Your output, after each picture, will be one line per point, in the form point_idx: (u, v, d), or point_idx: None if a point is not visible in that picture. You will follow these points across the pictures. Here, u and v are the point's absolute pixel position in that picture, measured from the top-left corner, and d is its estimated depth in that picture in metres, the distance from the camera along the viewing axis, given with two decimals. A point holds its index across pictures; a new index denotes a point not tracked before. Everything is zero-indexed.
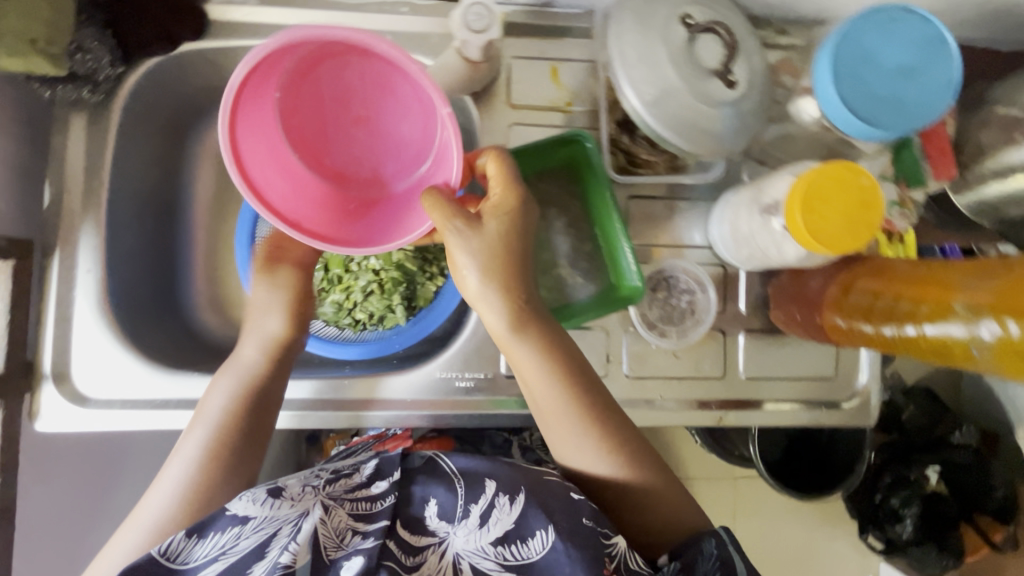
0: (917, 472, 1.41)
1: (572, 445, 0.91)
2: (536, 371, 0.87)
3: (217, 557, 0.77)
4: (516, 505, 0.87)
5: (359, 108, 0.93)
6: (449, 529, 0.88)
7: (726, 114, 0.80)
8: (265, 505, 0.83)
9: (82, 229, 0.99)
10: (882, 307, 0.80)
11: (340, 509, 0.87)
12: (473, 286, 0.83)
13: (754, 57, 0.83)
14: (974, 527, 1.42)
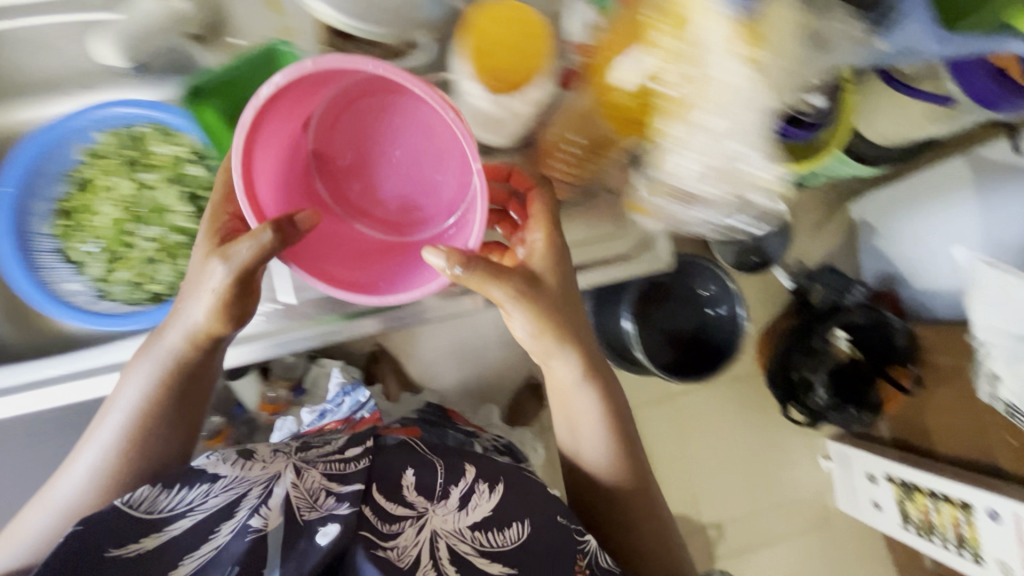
0: (819, 344, 1.47)
1: (591, 437, 1.02)
2: (590, 410, 1.00)
3: (187, 516, 0.76)
4: (496, 495, 0.90)
5: (395, 151, 0.83)
6: (426, 503, 0.87)
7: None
8: (235, 467, 0.84)
9: None
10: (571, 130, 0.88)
11: (315, 471, 0.86)
12: (524, 331, 0.89)
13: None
14: (890, 382, 1.46)
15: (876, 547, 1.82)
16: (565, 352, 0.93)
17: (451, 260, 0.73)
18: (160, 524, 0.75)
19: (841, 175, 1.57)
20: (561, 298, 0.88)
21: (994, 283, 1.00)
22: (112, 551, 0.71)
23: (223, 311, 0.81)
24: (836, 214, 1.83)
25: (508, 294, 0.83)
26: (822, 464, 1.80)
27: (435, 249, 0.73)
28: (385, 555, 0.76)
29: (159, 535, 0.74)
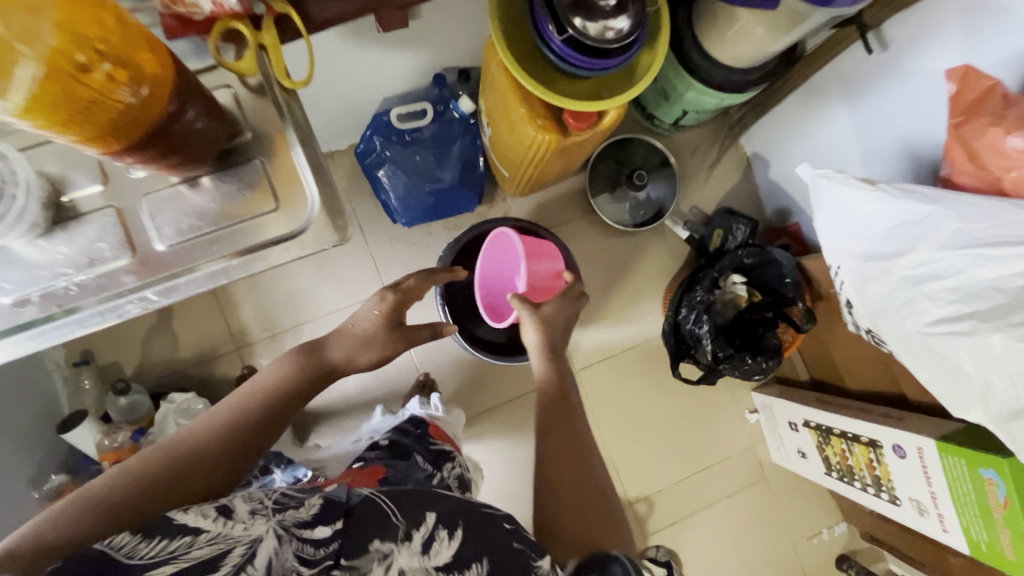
0: (705, 295, 1.36)
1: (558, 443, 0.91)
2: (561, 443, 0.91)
3: (173, 564, 0.55)
4: (458, 538, 0.67)
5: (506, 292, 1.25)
6: (393, 543, 0.65)
7: None
8: (217, 522, 0.60)
9: None
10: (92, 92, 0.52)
11: (289, 543, 0.60)
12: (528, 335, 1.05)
13: None
14: (787, 323, 1.35)
15: (817, 494, 1.73)
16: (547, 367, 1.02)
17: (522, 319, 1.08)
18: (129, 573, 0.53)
19: (712, 108, 1.43)
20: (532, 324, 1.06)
21: (834, 193, 0.91)
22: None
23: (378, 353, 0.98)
24: (728, 151, 1.71)
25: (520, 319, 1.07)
26: (749, 418, 1.71)
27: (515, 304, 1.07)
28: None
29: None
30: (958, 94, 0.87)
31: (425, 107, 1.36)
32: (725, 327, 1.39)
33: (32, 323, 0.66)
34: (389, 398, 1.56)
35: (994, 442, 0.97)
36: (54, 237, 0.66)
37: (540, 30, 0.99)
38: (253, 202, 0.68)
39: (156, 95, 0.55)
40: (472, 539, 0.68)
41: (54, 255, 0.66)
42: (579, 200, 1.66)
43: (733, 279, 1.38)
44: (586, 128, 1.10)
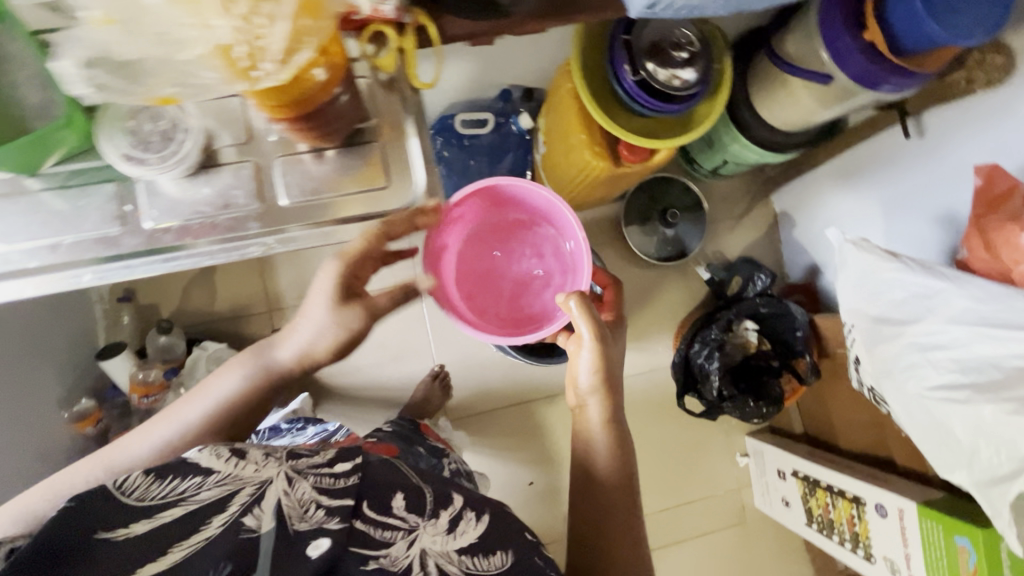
0: (718, 336, 1.44)
1: (597, 445, 0.94)
2: (596, 442, 0.94)
3: (181, 507, 0.65)
4: (483, 521, 0.81)
5: (555, 238, 1.18)
6: (417, 517, 0.76)
7: None
8: (229, 464, 0.71)
9: None
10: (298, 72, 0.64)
11: (306, 482, 0.72)
12: (583, 363, 0.95)
13: None
14: (792, 373, 1.42)
15: (793, 546, 1.78)
16: (597, 391, 0.95)
17: (578, 304, 0.94)
18: (144, 513, 0.63)
19: (751, 162, 1.52)
20: (604, 358, 0.95)
21: (860, 261, 0.99)
22: (100, 533, 0.59)
23: (336, 349, 0.88)
24: (758, 205, 1.80)
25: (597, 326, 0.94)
26: (739, 461, 1.77)
27: (574, 302, 0.94)
28: (379, 565, 0.68)
29: (149, 520, 0.63)
30: (984, 187, 0.95)
31: (487, 118, 1.45)
32: (734, 369, 1.45)
33: (163, 249, 0.78)
34: (405, 383, 1.63)
35: (972, 514, 1.04)
36: (198, 179, 0.79)
37: (613, 65, 1.08)
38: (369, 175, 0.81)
39: (333, 79, 0.69)
40: (491, 524, 0.81)
41: (197, 194, 0.79)
42: (611, 226, 1.75)
43: (748, 324, 1.45)
44: (638, 161, 1.19)
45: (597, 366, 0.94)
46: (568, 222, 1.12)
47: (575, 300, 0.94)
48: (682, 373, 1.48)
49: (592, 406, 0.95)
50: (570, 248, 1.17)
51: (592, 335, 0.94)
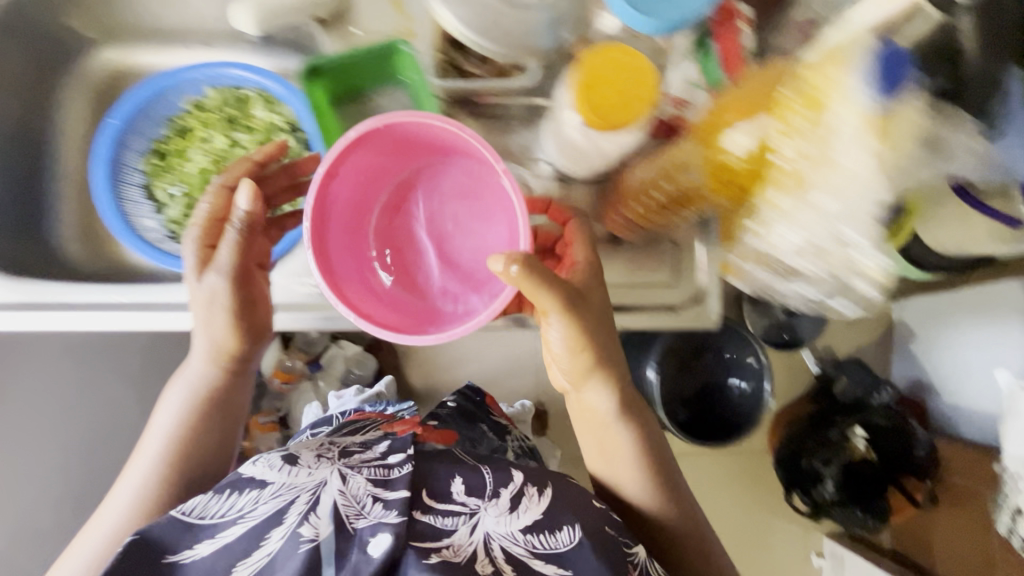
0: (840, 432, 1.46)
1: (599, 399, 1.04)
2: (602, 407, 1.05)
3: (309, 542, 0.81)
4: (547, 495, 0.95)
5: (501, 204, 0.93)
6: (479, 500, 0.92)
7: None
8: (282, 472, 0.91)
9: None
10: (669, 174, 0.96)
11: (363, 477, 0.91)
12: (561, 336, 0.96)
13: None
14: (902, 492, 1.42)
15: None
16: (590, 371, 1.00)
17: (520, 269, 0.83)
18: (226, 570, 0.80)
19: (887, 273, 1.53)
20: (574, 335, 0.95)
21: None
22: (180, 570, 0.74)
23: (237, 325, 1.03)
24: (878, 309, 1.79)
25: (560, 303, 0.91)
26: (812, 558, 1.75)
27: (507, 264, 0.83)
28: (446, 559, 0.82)
29: (215, 541, 0.83)
30: None
31: None
32: (846, 477, 1.45)
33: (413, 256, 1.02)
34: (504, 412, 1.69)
35: None
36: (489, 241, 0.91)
37: None
38: None
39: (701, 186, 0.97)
40: (556, 505, 0.94)
41: None
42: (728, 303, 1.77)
43: (861, 433, 1.44)
44: None
45: (575, 336, 0.95)
46: (490, 168, 0.91)
47: (514, 264, 0.83)
48: (790, 470, 1.52)
49: (595, 390, 1.03)
50: (491, 202, 0.94)
51: (553, 303, 0.90)
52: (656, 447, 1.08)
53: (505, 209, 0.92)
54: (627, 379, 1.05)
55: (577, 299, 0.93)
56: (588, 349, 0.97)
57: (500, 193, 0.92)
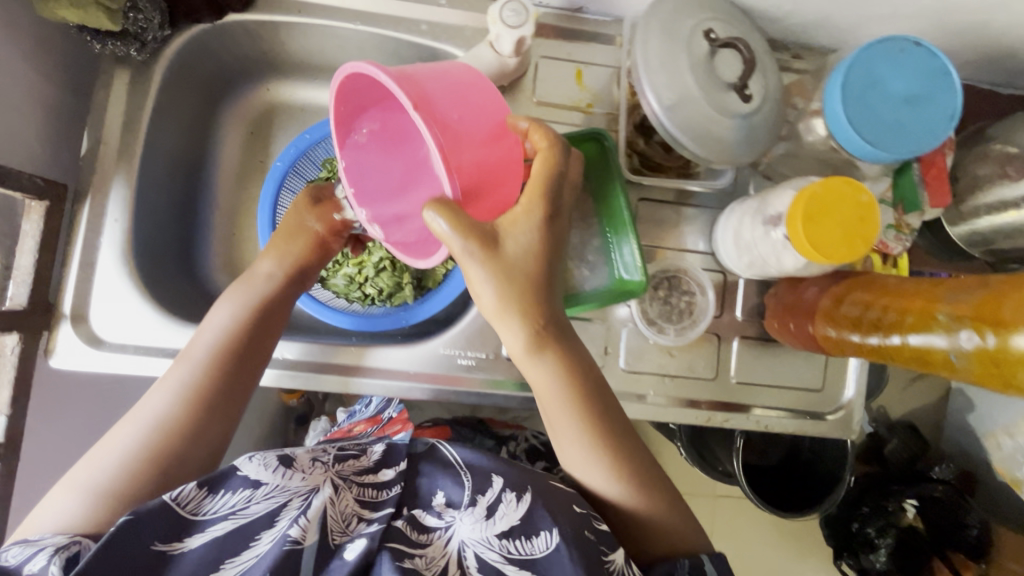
0: (979, 516, 0.95)
1: (563, 432, 0.55)
2: (546, 392, 0.54)
3: (228, 521, 0.47)
4: (529, 502, 0.53)
5: (479, 93, 0.49)
6: (455, 511, 0.54)
7: (734, 125, 0.55)
8: (278, 475, 0.52)
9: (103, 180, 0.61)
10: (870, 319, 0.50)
11: (349, 492, 0.54)
12: (520, 233, 0.49)
13: (773, 74, 0.58)
14: None
15: None
16: (528, 310, 0.51)
17: (448, 220, 0.46)
18: (199, 527, 0.46)
19: None
20: (509, 265, 0.49)
21: None
22: (161, 548, 0.44)
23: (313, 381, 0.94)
24: None
25: (544, 143, 0.51)
26: None
27: (434, 211, 0.46)
28: (414, 567, 0.48)
29: (201, 536, 0.45)
30: None
31: None
32: None
33: None
34: None
35: None
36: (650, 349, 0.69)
37: None
38: (804, 377, 0.68)
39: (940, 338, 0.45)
40: (544, 503, 0.53)
41: None
42: None
43: None
44: None
45: (527, 251, 0.50)
46: (428, 81, 0.48)
47: (535, 133, 0.51)
48: None
49: (516, 337, 0.52)
50: (485, 120, 0.49)
51: (538, 152, 0.51)
52: (632, 457, 0.55)
53: (490, 130, 0.49)
54: (593, 375, 0.55)
55: (500, 245, 0.49)
56: (527, 277, 0.50)
57: (442, 96, 0.47)
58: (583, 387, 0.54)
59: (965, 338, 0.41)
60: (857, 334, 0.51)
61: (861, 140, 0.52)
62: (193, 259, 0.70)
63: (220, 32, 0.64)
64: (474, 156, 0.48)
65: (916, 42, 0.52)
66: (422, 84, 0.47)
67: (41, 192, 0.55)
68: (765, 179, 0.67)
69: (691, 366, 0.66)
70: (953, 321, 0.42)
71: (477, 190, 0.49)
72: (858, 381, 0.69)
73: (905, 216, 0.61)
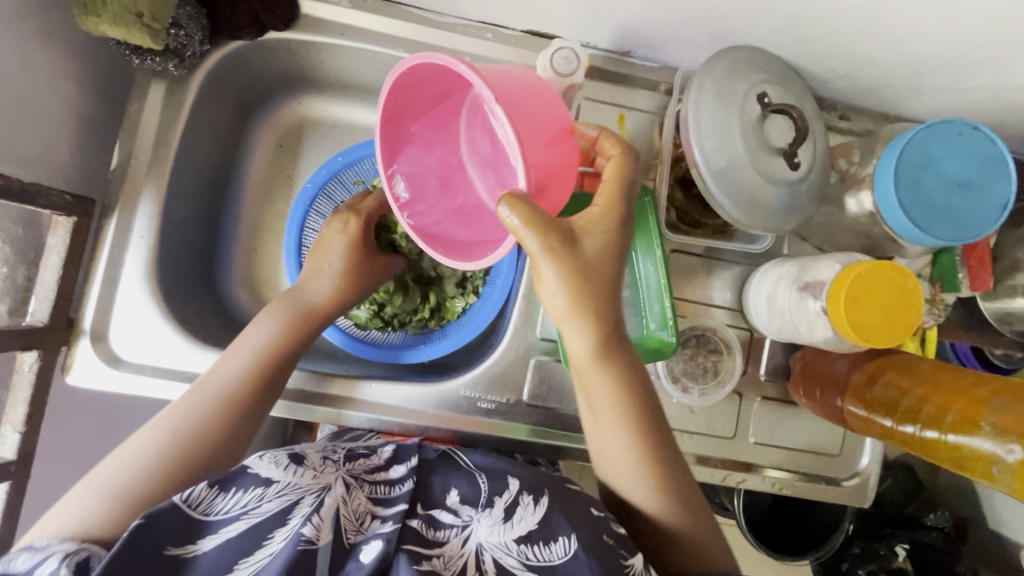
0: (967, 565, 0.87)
1: (614, 449, 0.50)
2: (601, 401, 0.50)
3: (241, 521, 0.41)
4: (546, 506, 0.50)
5: (545, 98, 0.50)
6: (471, 511, 0.50)
7: (781, 192, 0.54)
8: (290, 473, 0.46)
9: (132, 186, 0.59)
10: (915, 406, 0.51)
11: (361, 491, 0.49)
12: (595, 230, 0.48)
13: (822, 141, 0.57)
14: None
15: None
16: (598, 308, 0.48)
17: (525, 212, 0.44)
18: (211, 528, 0.40)
19: None
20: (584, 261, 0.47)
21: None
22: (173, 552, 0.38)
23: None
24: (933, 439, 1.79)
25: (615, 151, 0.53)
26: None
27: (511, 202, 0.44)
28: (432, 570, 0.43)
29: (214, 538, 0.40)
30: None
31: None
32: None
33: None
34: None
35: None
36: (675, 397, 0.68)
37: None
38: (823, 441, 0.68)
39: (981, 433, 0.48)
40: (562, 509, 0.50)
41: None
42: None
43: None
44: None
45: (601, 248, 0.48)
46: (498, 80, 0.47)
47: (607, 140, 0.53)
48: None
49: (581, 338, 0.48)
50: (548, 125, 0.49)
51: (613, 163, 0.52)
52: (680, 478, 0.51)
53: (552, 134, 0.49)
54: (649, 392, 0.51)
55: (576, 244, 0.47)
56: (602, 275, 0.47)
57: (507, 94, 0.47)
58: (639, 400, 0.50)
59: (1005, 449, 0.45)
60: (889, 419, 0.53)
61: (910, 224, 0.51)
62: (214, 272, 0.69)
63: (260, 49, 0.63)
64: (540, 156, 0.48)
65: (976, 125, 0.52)
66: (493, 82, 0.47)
67: (70, 208, 0.54)
68: (801, 240, 0.66)
69: (712, 423, 0.65)
70: (995, 432, 0.46)
71: (539, 189, 0.48)
72: (874, 450, 0.69)
73: (942, 294, 0.60)
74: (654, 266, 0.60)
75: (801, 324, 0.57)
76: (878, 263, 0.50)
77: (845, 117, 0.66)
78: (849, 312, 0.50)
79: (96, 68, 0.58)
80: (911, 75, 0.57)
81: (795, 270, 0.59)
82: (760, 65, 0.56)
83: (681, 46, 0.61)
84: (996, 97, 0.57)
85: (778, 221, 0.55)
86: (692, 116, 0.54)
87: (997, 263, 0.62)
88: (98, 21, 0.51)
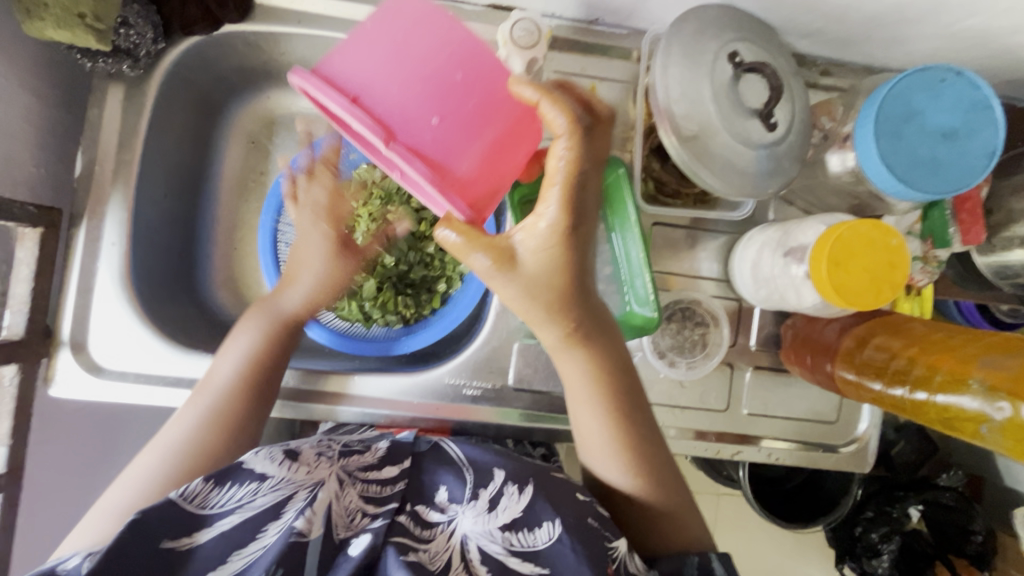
0: (983, 521, 0.84)
1: (587, 433, 0.51)
2: (573, 387, 0.50)
3: (235, 514, 0.41)
4: (531, 494, 0.49)
5: (457, 71, 0.42)
6: (459, 506, 0.49)
7: (760, 156, 0.52)
8: (284, 468, 0.45)
9: (99, 192, 0.59)
10: (907, 367, 0.50)
11: (354, 488, 0.47)
12: (533, 244, 0.43)
13: (801, 99, 0.55)
14: None
15: None
16: (556, 316, 0.46)
17: (460, 234, 0.43)
18: (208, 522, 0.40)
19: None
20: (528, 279, 0.43)
21: None
22: (169, 545, 0.38)
23: None
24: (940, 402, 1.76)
25: (563, 125, 0.41)
26: None
27: (452, 220, 0.43)
28: (418, 561, 0.43)
29: (209, 531, 0.40)
30: None
31: None
32: None
33: None
34: None
35: None
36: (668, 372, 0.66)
37: None
38: (819, 409, 0.66)
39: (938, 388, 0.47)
40: (548, 495, 0.49)
41: None
42: None
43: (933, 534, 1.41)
44: None
45: (545, 261, 0.43)
46: (383, 84, 0.42)
47: (548, 105, 0.41)
48: None
49: (548, 336, 0.48)
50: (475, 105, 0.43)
51: (557, 155, 0.41)
52: (652, 451, 0.51)
53: (484, 111, 0.43)
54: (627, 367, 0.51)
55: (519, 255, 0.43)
56: (551, 292, 0.44)
57: (402, 112, 0.42)
58: (613, 377, 0.50)
59: (993, 406, 0.43)
60: (878, 382, 0.52)
61: (893, 177, 0.49)
62: (194, 277, 0.69)
63: (217, 43, 0.61)
64: (471, 152, 0.43)
65: (958, 70, 0.49)
66: (380, 99, 0.41)
67: (36, 220, 0.53)
68: (786, 204, 0.64)
69: (703, 397, 0.64)
70: (984, 390, 0.44)
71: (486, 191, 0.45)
72: (872, 415, 0.67)
73: (933, 249, 0.58)
74: (634, 244, 0.58)
75: (787, 291, 0.55)
76: (859, 224, 0.48)
77: (825, 72, 0.64)
78: (838, 280, 0.48)
79: (52, 75, 0.57)
80: (891, 23, 0.55)
81: (779, 237, 0.57)
82: (726, 22, 0.53)
83: (649, 12, 0.59)
84: (982, 39, 0.54)
85: (773, 181, 0.53)
86: (659, 82, 0.52)
87: (992, 214, 0.60)
88: (42, 26, 0.50)
